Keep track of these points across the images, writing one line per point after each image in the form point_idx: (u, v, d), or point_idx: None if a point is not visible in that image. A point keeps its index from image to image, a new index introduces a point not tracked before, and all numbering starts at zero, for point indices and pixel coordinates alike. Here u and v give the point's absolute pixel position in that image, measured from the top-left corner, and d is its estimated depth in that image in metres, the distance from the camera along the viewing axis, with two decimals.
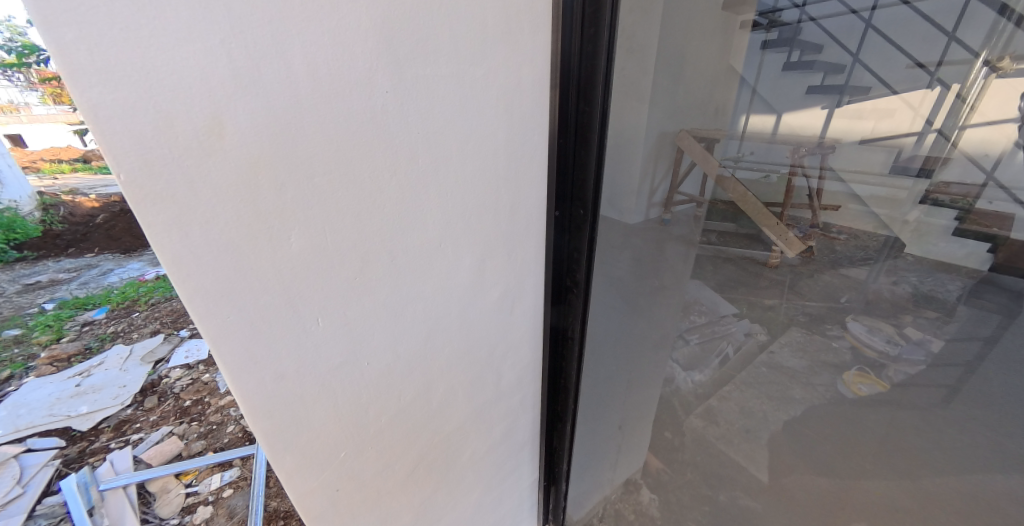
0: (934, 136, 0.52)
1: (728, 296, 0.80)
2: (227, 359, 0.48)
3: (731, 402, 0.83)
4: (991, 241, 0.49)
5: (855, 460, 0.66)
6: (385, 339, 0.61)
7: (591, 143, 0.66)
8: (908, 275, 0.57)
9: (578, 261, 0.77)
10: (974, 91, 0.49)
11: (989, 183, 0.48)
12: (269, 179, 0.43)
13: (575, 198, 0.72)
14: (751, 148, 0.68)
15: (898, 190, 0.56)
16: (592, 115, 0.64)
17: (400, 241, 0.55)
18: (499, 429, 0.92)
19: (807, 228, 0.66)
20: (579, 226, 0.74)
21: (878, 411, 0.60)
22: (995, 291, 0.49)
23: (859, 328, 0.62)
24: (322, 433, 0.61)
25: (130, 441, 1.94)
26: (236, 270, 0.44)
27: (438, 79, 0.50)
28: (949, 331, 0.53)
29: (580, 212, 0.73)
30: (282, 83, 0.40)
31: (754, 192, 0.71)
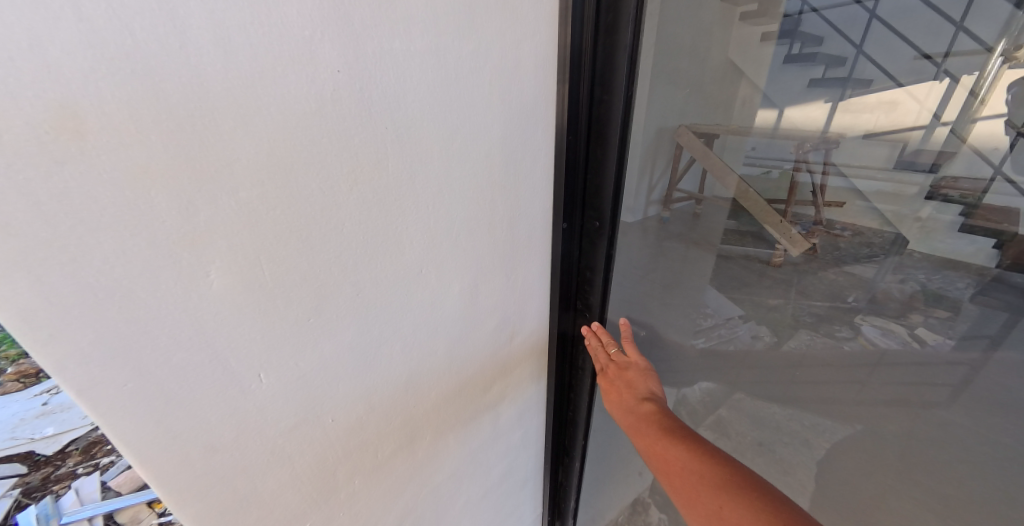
0: (945, 130, 0.45)
1: (729, 296, 0.68)
2: (131, 439, 0.35)
3: (742, 411, 0.74)
4: (998, 238, 0.44)
5: (877, 479, 0.60)
6: (353, 390, 0.48)
7: (609, 141, 0.54)
8: (916, 272, 0.49)
9: (592, 282, 0.66)
10: (985, 84, 0.44)
11: (997, 177, 0.43)
12: (169, 196, 0.30)
13: (590, 206, 0.61)
14: (753, 143, 0.58)
15: (907, 185, 0.49)
16: (610, 106, 0.52)
17: (367, 268, 0.43)
18: (499, 470, 0.80)
19: (810, 225, 0.57)
20: (594, 240, 0.62)
21: (897, 421, 0.54)
22: (1004, 289, 0.44)
23: (872, 331, 0.53)
24: (279, 507, 0.48)
25: (100, 466, 1.80)
26: (130, 320, 0.32)
27: (411, 57, 0.38)
28: (959, 331, 0.47)
29: (595, 223, 0.61)
30: (176, 55, 0.27)
31: (756, 189, 0.61)
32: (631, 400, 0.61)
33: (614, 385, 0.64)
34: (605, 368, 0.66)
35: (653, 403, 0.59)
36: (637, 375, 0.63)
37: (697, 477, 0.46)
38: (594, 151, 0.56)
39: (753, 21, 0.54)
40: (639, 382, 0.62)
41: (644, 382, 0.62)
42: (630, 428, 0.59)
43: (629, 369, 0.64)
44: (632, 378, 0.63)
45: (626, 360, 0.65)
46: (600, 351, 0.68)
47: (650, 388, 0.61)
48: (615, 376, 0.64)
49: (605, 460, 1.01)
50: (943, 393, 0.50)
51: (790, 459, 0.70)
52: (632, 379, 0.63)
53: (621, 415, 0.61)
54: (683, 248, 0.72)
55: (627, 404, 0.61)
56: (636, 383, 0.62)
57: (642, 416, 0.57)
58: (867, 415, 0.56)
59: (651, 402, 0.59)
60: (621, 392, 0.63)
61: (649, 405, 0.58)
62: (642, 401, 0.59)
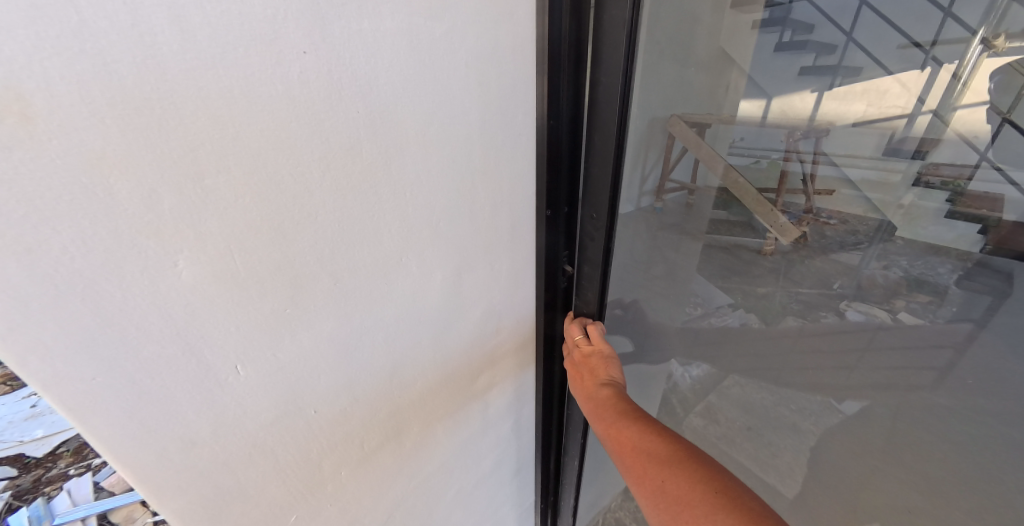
0: (927, 116, 0.47)
1: (721, 286, 0.68)
2: (103, 435, 0.34)
3: (732, 398, 0.74)
4: (981, 223, 0.46)
5: (866, 460, 0.62)
6: (336, 382, 0.48)
7: (603, 127, 0.53)
8: (899, 259, 0.51)
9: (591, 277, 0.65)
10: (967, 70, 0.44)
11: (982, 163, 0.45)
12: (128, 183, 0.29)
13: (588, 199, 0.60)
14: (741, 132, 0.58)
15: (892, 173, 0.50)
16: (601, 90, 0.51)
17: (344, 258, 0.42)
18: (489, 459, 0.80)
19: (799, 214, 0.57)
20: (592, 235, 0.62)
21: (886, 399, 0.56)
22: (988, 274, 0.47)
23: (859, 316, 0.55)
24: (265, 500, 0.48)
25: (92, 467, 1.78)
26: (95, 312, 0.31)
27: (381, 38, 0.37)
28: (944, 315, 0.50)
29: (591, 217, 0.61)
30: (129, 34, 0.26)
31: (747, 179, 0.60)
32: (592, 386, 0.61)
33: (580, 369, 0.64)
34: (571, 355, 0.67)
35: (613, 387, 0.59)
36: (600, 361, 0.63)
37: (647, 456, 0.47)
38: (590, 138, 0.56)
39: (741, 8, 0.53)
40: (599, 368, 0.62)
41: (604, 368, 0.62)
42: (591, 413, 0.59)
43: (591, 356, 0.63)
44: (592, 364, 0.63)
45: (589, 347, 0.64)
46: (569, 339, 0.69)
47: (611, 373, 0.62)
48: (579, 363, 0.65)
49: (598, 448, 1.01)
50: (930, 376, 0.52)
51: (782, 445, 0.72)
52: (594, 366, 0.63)
53: (583, 401, 0.62)
54: (677, 239, 0.70)
55: (586, 391, 0.61)
56: (598, 370, 0.62)
57: (600, 401, 0.58)
58: (859, 395, 0.58)
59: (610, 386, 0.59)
60: (582, 377, 0.63)
61: (608, 390, 0.59)
62: (602, 385, 0.60)
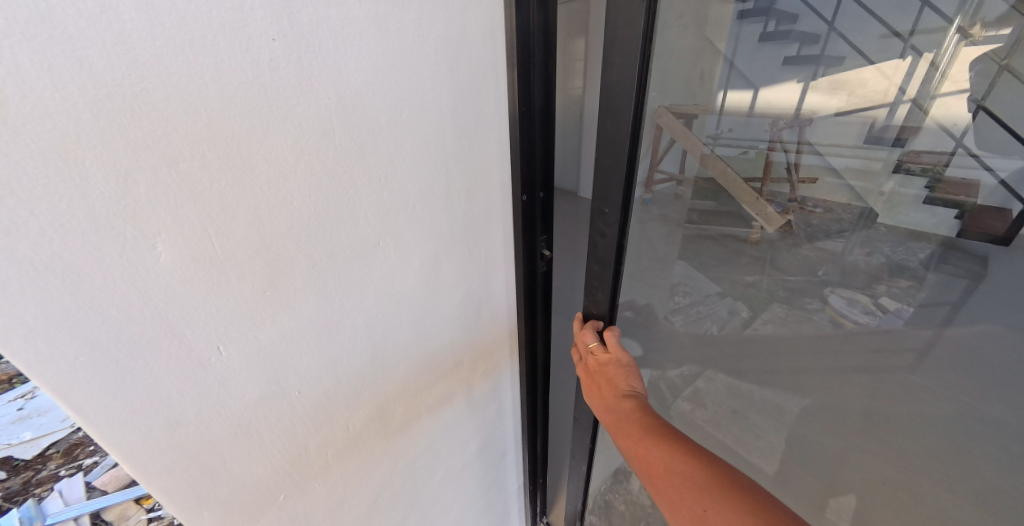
0: (907, 105, 0.58)
1: (712, 275, 0.83)
2: (87, 414, 0.36)
3: (718, 382, 0.87)
4: (959, 208, 0.57)
5: (844, 437, 0.72)
6: (319, 364, 0.49)
7: (616, 113, 0.54)
8: (882, 247, 0.64)
9: (602, 276, 0.68)
10: (947, 58, 0.54)
11: (959, 149, 0.55)
12: (103, 166, 0.30)
13: (599, 199, 0.62)
14: (729, 125, 0.69)
15: (876, 160, 0.64)
16: (614, 72, 0.52)
17: (321, 240, 0.43)
18: (476, 441, 0.82)
19: (784, 204, 0.74)
20: (603, 231, 0.64)
21: (866, 379, 0.68)
22: (962, 257, 0.59)
23: (839, 301, 0.70)
24: (252, 480, 0.50)
25: (83, 467, 1.77)
26: (75, 295, 0.32)
27: (347, 24, 0.38)
28: (921, 298, 0.63)
29: (603, 215, 0.63)
30: (96, 21, 0.28)
31: (734, 168, 0.74)
32: (611, 397, 0.60)
33: (599, 378, 0.64)
34: (588, 362, 0.68)
35: (634, 398, 0.58)
36: (618, 370, 0.63)
37: (681, 477, 0.47)
38: (602, 129, 0.57)
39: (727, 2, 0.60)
40: (619, 379, 0.61)
41: (624, 378, 0.61)
42: (611, 425, 0.58)
43: (609, 365, 0.64)
44: (612, 375, 0.62)
45: (606, 355, 0.65)
46: (583, 345, 0.69)
47: (631, 384, 0.60)
48: (597, 372, 0.65)
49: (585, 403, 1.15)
50: (910, 358, 0.64)
51: (770, 427, 0.81)
52: (613, 375, 0.63)
53: (602, 412, 0.61)
54: (659, 227, 0.76)
55: (607, 403, 0.60)
56: (616, 378, 0.62)
57: (622, 414, 0.57)
58: (836, 377, 0.71)
59: (632, 398, 0.58)
60: (601, 388, 0.62)
61: (629, 401, 0.58)
62: (623, 397, 0.58)
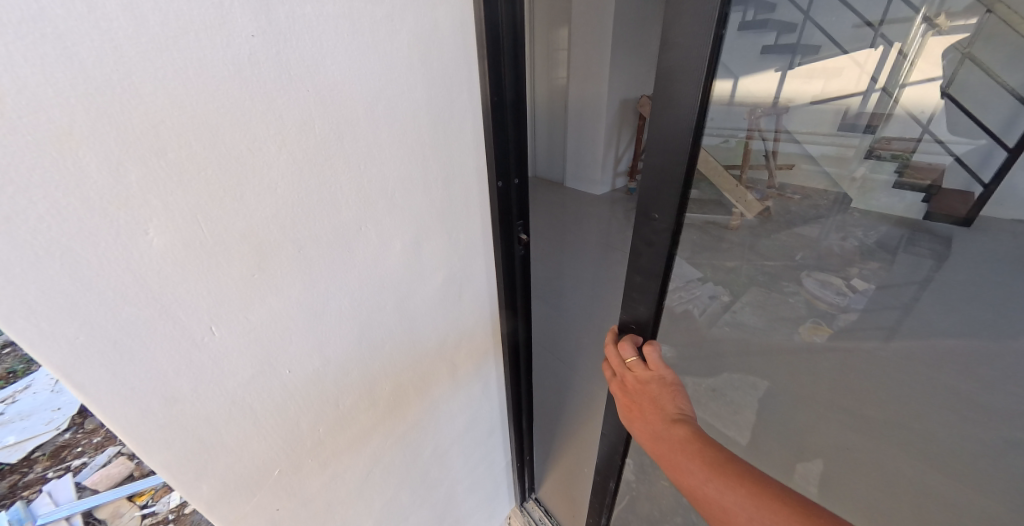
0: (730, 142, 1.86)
1: None
2: (89, 389, 0.38)
3: None
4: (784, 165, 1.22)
5: None
6: (308, 343, 0.52)
7: (675, 103, 0.46)
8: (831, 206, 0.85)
9: (645, 288, 0.59)
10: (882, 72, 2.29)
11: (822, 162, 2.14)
12: (95, 156, 0.33)
13: (647, 201, 0.54)
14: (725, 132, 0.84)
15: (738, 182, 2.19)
16: (677, 55, 0.44)
17: (306, 226, 0.46)
18: (463, 419, 0.86)
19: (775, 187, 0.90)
20: (650, 239, 0.55)
21: None
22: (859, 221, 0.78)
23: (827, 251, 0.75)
24: (247, 455, 0.53)
25: (72, 468, 1.76)
26: (74, 278, 0.35)
27: (323, 21, 0.40)
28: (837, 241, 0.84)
29: (650, 220, 0.54)
30: (85, 20, 0.30)
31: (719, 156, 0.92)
32: (659, 422, 0.51)
33: (643, 400, 0.54)
34: (624, 380, 0.58)
35: (687, 424, 0.50)
36: (662, 390, 0.54)
37: None
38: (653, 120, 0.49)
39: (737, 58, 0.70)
40: (665, 400, 0.53)
41: (671, 399, 0.53)
42: (662, 456, 0.50)
43: (651, 383, 0.55)
44: (657, 396, 0.53)
45: (647, 373, 0.56)
46: (619, 361, 0.60)
47: (679, 406, 0.52)
48: (636, 391, 0.55)
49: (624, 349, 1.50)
50: None
51: None
52: (656, 395, 0.54)
53: (649, 439, 0.52)
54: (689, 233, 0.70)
55: (654, 429, 0.51)
56: (662, 400, 0.53)
57: (676, 443, 0.48)
58: None
59: (684, 423, 0.50)
60: (644, 410, 0.53)
61: (683, 427, 0.49)
62: (673, 422, 0.50)
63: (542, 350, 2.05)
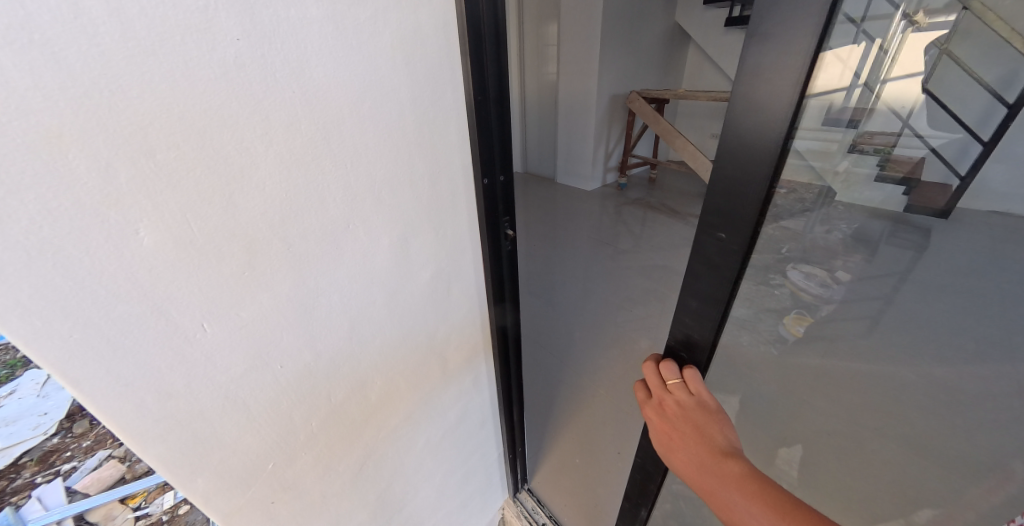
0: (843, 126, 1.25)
1: None
2: (83, 385, 0.39)
3: None
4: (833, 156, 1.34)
5: None
6: (299, 339, 0.53)
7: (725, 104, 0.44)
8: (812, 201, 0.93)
9: (702, 313, 0.56)
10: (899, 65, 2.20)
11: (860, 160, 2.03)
12: (85, 158, 0.34)
13: (715, 218, 0.49)
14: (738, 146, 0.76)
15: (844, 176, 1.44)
16: (775, 44, 0.39)
17: (295, 224, 0.47)
18: (454, 412, 0.88)
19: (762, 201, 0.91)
20: (714, 260, 0.52)
21: None
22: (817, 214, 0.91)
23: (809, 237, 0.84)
24: (242, 449, 0.54)
25: (61, 473, 1.74)
26: (67, 276, 0.36)
27: (307, 24, 0.41)
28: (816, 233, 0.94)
29: (716, 239, 0.50)
30: (71, 26, 0.31)
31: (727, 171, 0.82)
32: (707, 453, 0.51)
33: (689, 429, 0.53)
34: (665, 405, 0.57)
35: (737, 457, 0.50)
36: (708, 419, 0.54)
37: None
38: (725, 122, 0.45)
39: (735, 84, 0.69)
40: (712, 430, 0.52)
41: (719, 430, 0.52)
42: (710, 490, 0.49)
43: (697, 411, 0.54)
44: (704, 425, 0.53)
45: (691, 399, 0.56)
46: (659, 385, 0.59)
47: (727, 437, 0.52)
48: (680, 418, 0.54)
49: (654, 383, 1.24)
50: None
51: None
52: (702, 424, 0.53)
53: (695, 470, 0.51)
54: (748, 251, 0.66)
55: (702, 461, 0.51)
56: (710, 430, 0.52)
57: (730, 479, 0.47)
58: None
59: (735, 457, 0.49)
60: (687, 439, 0.53)
61: (735, 462, 0.49)
62: (724, 455, 0.49)
63: (535, 345, 2.07)
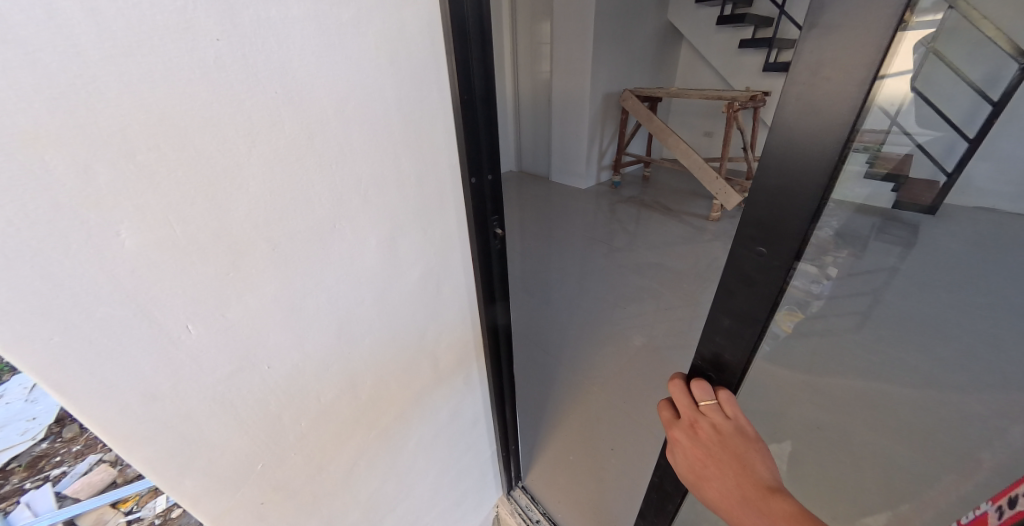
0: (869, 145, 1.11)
1: None
2: (66, 387, 0.39)
3: None
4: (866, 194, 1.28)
5: None
6: (287, 340, 0.53)
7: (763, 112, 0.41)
8: None
9: (736, 333, 0.53)
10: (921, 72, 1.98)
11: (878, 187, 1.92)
12: (62, 159, 0.33)
13: (755, 232, 0.46)
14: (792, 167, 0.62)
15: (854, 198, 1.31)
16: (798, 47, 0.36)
17: (280, 225, 0.47)
18: (447, 410, 0.88)
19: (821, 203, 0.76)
20: (751, 276, 0.48)
21: None
22: None
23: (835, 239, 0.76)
24: (230, 450, 0.54)
25: (51, 478, 1.72)
26: (47, 278, 0.35)
27: (288, 24, 0.41)
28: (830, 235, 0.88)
29: (756, 254, 0.46)
30: (45, 27, 0.31)
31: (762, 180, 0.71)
32: (751, 488, 0.48)
33: (731, 459, 0.50)
34: (699, 429, 0.53)
35: (781, 492, 0.47)
36: (748, 448, 0.51)
37: None
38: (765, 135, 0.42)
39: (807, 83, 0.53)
40: (754, 460, 0.50)
41: (762, 461, 0.50)
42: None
43: (737, 439, 0.51)
44: (746, 455, 0.49)
45: (728, 424, 0.52)
46: (692, 407, 0.56)
47: (768, 469, 0.49)
48: (718, 445, 0.51)
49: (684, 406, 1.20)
50: None
51: None
52: (743, 453, 0.50)
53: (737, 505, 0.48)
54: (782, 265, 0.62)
55: (745, 495, 0.47)
56: (753, 461, 0.49)
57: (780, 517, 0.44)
58: None
59: (781, 491, 0.47)
60: (728, 469, 0.49)
61: (783, 498, 0.46)
62: (771, 489, 0.47)
63: (529, 343, 2.08)
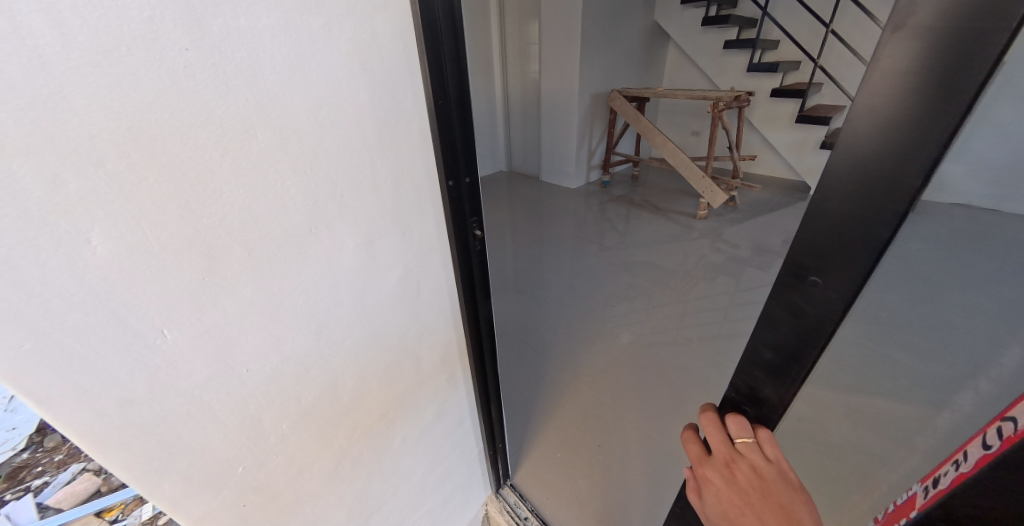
0: None
1: None
2: (39, 393, 0.39)
3: None
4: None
5: None
6: (265, 342, 0.54)
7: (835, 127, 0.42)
8: None
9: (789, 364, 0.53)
10: None
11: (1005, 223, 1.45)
12: (30, 167, 0.34)
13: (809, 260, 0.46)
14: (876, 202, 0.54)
15: None
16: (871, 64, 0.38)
17: (254, 230, 0.48)
18: (431, 410, 0.89)
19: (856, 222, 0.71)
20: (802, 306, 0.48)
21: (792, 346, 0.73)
22: None
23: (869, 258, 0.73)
24: (210, 452, 0.54)
25: (32, 489, 1.69)
26: (17, 286, 0.36)
27: (258, 33, 0.42)
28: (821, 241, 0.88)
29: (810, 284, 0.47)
30: (10, 38, 0.31)
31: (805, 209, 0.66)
32: None
33: (768, 504, 0.49)
34: (736, 469, 0.55)
35: None
36: (789, 495, 0.50)
37: None
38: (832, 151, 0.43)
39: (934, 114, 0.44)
40: (797, 510, 0.48)
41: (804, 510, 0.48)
42: None
43: (776, 484, 0.51)
44: (787, 503, 0.49)
45: (768, 468, 0.53)
46: (728, 446, 0.58)
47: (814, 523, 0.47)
48: (756, 487, 0.52)
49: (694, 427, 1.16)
50: None
51: None
52: (782, 499, 0.49)
53: None
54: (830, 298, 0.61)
55: None
56: (793, 507, 0.49)
57: None
58: None
59: None
60: (765, 512, 0.49)
61: None
62: None
63: (518, 342, 2.09)
